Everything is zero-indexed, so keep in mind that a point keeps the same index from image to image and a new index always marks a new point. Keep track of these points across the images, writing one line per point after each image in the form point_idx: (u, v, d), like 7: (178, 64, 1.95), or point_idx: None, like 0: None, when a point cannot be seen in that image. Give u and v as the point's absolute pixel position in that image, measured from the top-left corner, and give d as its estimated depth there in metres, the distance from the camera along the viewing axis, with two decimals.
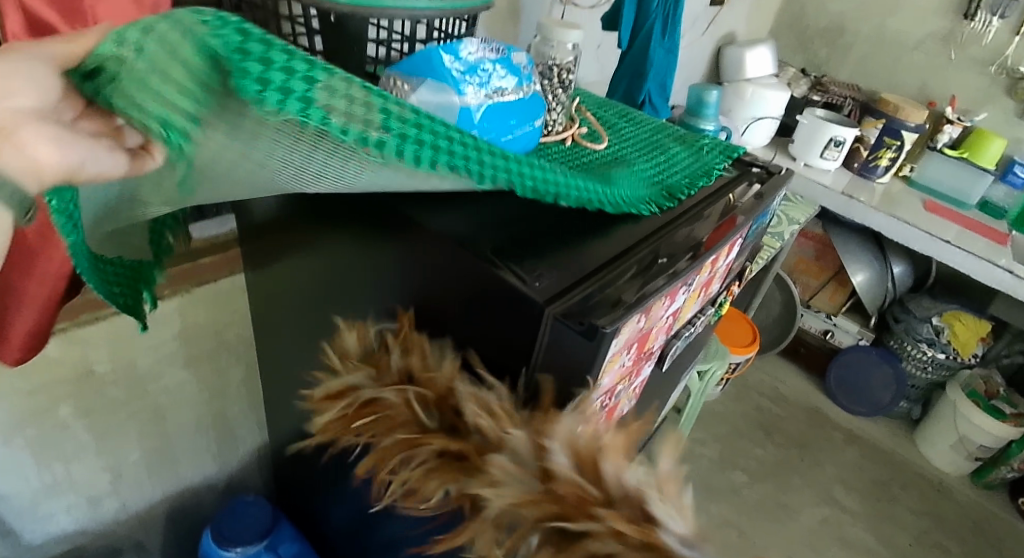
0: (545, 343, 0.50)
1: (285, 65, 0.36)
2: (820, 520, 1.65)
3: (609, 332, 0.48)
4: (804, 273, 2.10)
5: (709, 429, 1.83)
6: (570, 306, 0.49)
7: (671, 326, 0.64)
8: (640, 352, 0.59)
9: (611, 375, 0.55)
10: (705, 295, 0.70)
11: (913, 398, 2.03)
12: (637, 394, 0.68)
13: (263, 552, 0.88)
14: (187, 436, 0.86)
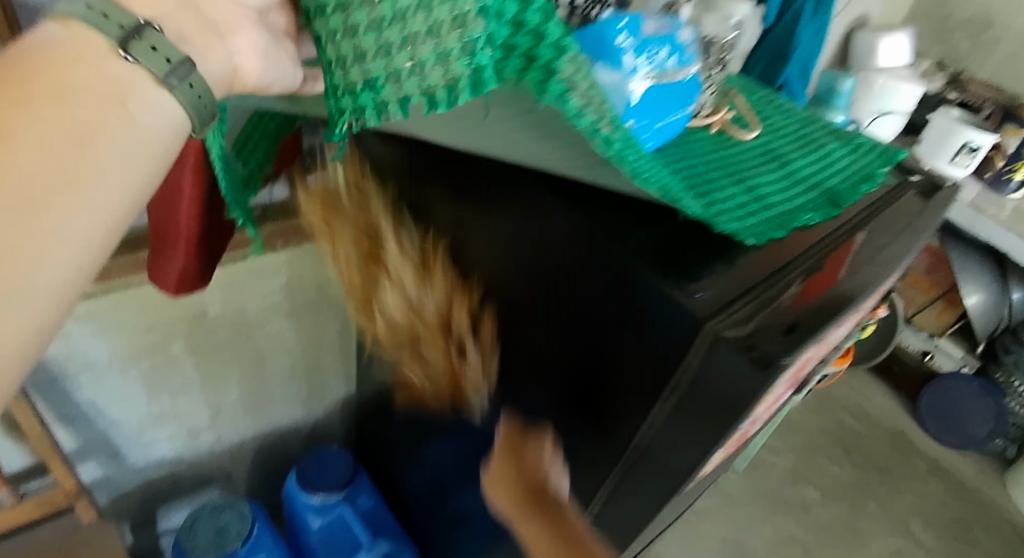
0: (699, 367, 0.46)
1: (536, 31, 0.31)
2: (891, 551, 1.56)
3: (783, 367, 0.43)
4: (912, 285, 1.92)
5: (783, 439, 1.75)
6: (733, 327, 0.45)
7: (818, 353, 0.59)
8: (785, 384, 0.55)
9: (760, 403, 0.51)
10: (855, 321, 0.65)
11: (1010, 436, 1.86)
12: (766, 416, 0.63)
13: (341, 501, 0.90)
14: (281, 383, 0.88)
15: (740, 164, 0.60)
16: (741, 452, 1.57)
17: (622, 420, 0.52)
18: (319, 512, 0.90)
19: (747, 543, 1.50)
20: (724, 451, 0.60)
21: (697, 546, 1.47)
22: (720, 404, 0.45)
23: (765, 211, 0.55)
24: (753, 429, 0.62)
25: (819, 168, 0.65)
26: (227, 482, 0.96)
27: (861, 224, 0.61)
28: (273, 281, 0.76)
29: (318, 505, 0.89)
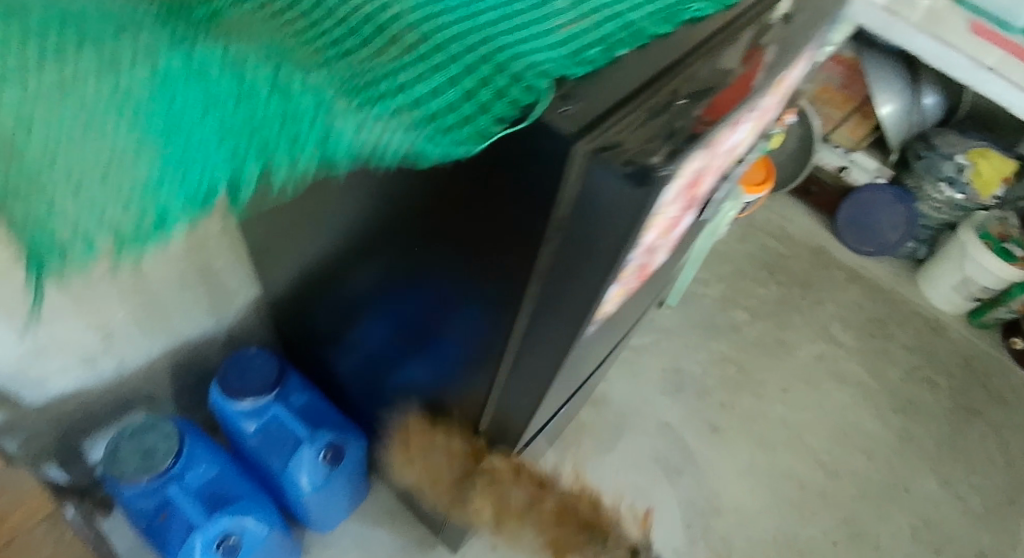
0: (579, 188, 0.41)
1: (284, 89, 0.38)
2: (816, 355, 1.70)
3: (665, 174, 0.38)
4: (826, 102, 1.96)
5: (712, 269, 1.82)
6: (611, 143, 0.38)
7: (719, 169, 0.56)
8: (685, 204, 0.51)
9: (659, 227, 0.48)
10: (751, 138, 0.62)
11: (921, 238, 1.98)
12: (670, 248, 0.61)
13: (272, 403, 0.89)
14: (174, 293, 0.83)
15: None
16: (672, 287, 1.64)
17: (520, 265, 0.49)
18: (252, 416, 0.89)
19: (684, 369, 1.56)
20: (630, 289, 0.61)
21: (637, 376, 1.52)
22: (606, 220, 0.42)
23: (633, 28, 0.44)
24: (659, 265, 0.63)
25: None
26: (148, 404, 0.97)
27: (766, 11, 0.53)
28: None
29: (249, 409, 0.88)
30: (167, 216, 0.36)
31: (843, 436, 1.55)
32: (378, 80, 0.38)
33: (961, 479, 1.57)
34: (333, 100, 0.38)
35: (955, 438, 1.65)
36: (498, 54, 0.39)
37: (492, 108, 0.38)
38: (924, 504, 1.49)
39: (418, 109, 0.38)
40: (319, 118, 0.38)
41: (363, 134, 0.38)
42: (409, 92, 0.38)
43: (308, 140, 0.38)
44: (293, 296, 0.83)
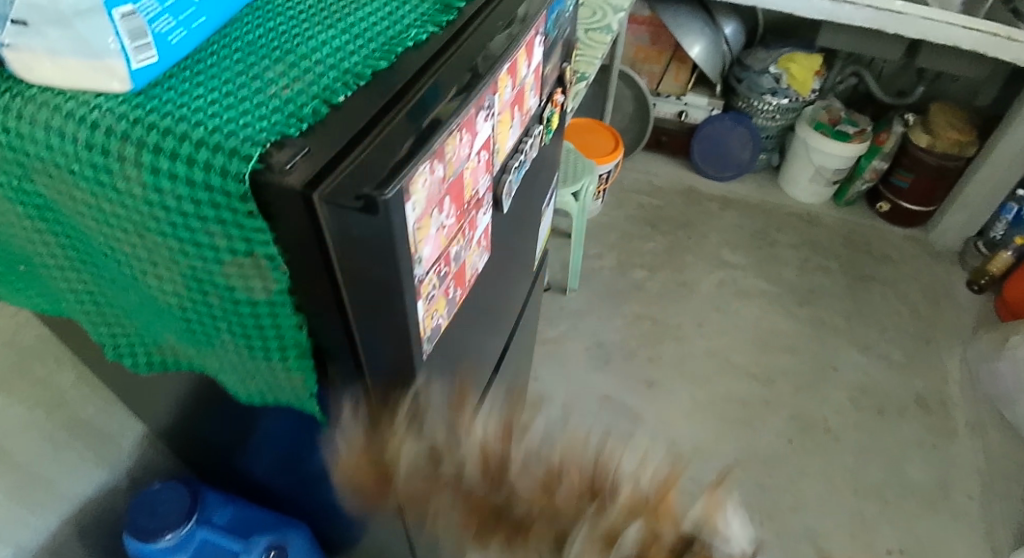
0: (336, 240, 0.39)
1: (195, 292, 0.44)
2: (717, 283, 1.80)
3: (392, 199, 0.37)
4: (645, 61, 2.08)
5: (600, 242, 1.90)
6: (340, 186, 0.37)
7: (491, 162, 0.53)
8: (460, 206, 0.48)
9: (431, 242, 0.45)
10: (522, 117, 0.60)
11: (770, 148, 2.17)
12: (485, 248, 0.60)
13: (197, 528, 0.88)
14: (47, 461, 0.90)
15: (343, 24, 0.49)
16: (569, 271, 1.70)
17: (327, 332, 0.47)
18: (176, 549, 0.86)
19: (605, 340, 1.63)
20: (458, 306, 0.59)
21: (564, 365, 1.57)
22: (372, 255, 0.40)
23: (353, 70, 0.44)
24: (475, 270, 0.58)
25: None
26: None
27: (492, 9, 0.56)
28: None
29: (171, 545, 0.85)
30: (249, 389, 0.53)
31: (763, 344, 1.65)
32: (200, 259, 0.41)
33: (878, 341, 1.69)
34: (220, 285, 0.43)
35: (860, 308, 1.78)
36: (200, 194, 0.38)
37: (257, 237, 0.39)
38: (853, 374, 1.60)
39: (237, 258, 0.40)
40: (227, 298, 0.43)
41: (258, 294, 0.42)
42: (222, 254, 0.40)
43: (255, 317, 0.44)
44: (182, 420, 0.85)
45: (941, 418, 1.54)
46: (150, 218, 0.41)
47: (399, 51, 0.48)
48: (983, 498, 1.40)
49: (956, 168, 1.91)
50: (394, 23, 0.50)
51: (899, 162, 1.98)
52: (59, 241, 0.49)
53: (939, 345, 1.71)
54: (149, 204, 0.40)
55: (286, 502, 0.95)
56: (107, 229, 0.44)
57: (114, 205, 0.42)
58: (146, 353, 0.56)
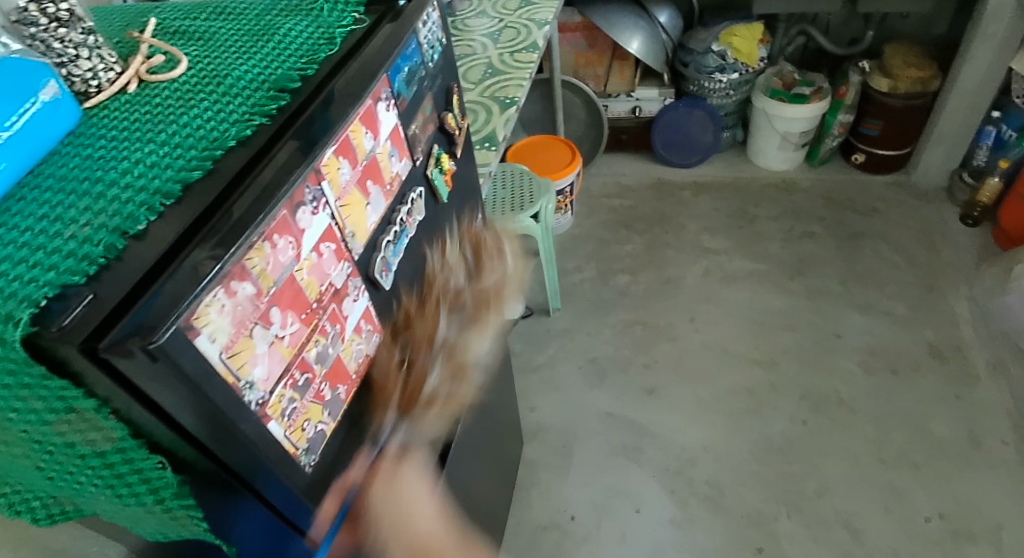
0: (142, 383, 0.40)
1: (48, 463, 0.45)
2: (703, 272, 1.75)
3: (163, 343, 0.39)
4: (587, 66, 2.06)
5: (578, 256, 1.87)
6: (118, 337, 0.38)
7: (345, 250, 0.55)
8: (303, 310, 0.50)
9: (264, 359, 0.47)
10: (388, 187, 0.62)
11: (732, 124, 2.12)
12: (370, 330, 0.62)
13: None
14: None
15: (161, 132, 0.51)
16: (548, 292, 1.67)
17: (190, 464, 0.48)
18: None
19: (597, 356, 1.58)
20: (350, 396, 0.60)
21: (560, 389, 1.52)
22: (182, 391, 0.41)
23: (155, 194, 0.45)
24: (363, 360, 0.61)
25: (232, 87, 0.55)
26: None
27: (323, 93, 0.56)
28: None
29: None
30: (162, 536, 0.54)
31: (761, 324, 1.59)
32: (23, 422, 0.40)
33: (879, 298, 1.63)
34: (58, 443, 0.43)
35: (854, 267, 1.72)
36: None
37: (67, 393, 0.38)
38: (859, 338, 1.53)
39: (60, 416, 0.40)
40: (72, 455, 0.43)
41: (102, 443, 0.43)
42: (44, 415, 0.40)
43: (111, 468, 0.44)
44: None
45: (959, 366, 1.46)
46: None
47: (212, 159, 0.49)
48: (1019, 442, 1.32)
49: (924, 105, 1.85)
50: (211, 121, 0.52)
51: (864, 111, 1.91)
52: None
53: (943, 289, 1.64)
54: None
55: None
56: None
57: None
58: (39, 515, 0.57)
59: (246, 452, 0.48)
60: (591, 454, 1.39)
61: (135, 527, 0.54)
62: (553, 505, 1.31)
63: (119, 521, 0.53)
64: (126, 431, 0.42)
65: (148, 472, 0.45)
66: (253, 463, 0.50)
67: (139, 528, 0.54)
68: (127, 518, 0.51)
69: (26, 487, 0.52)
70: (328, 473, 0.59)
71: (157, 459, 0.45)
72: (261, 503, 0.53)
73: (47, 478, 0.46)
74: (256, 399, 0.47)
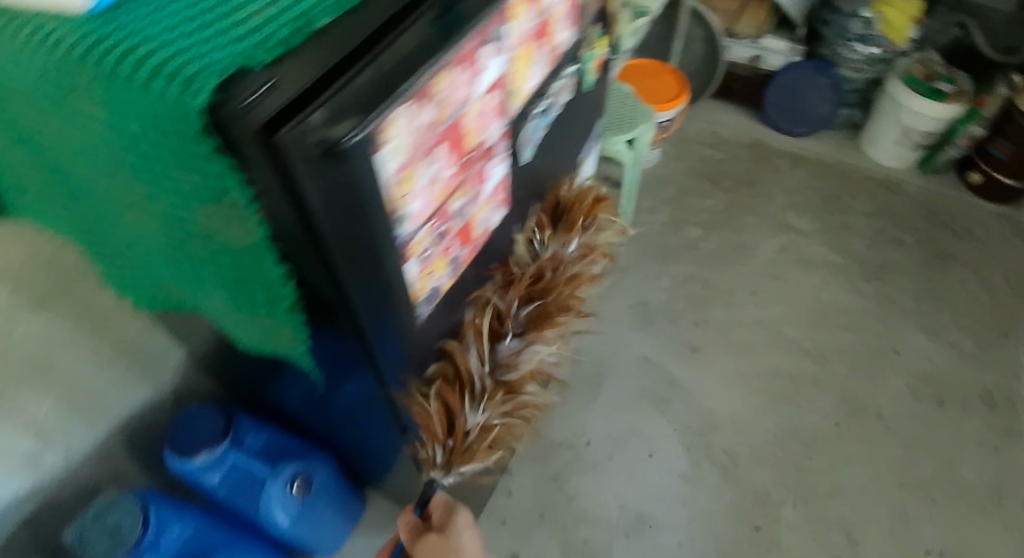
0: (308, 186, 0.39)
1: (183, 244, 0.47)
2: (778, 248, 1.69)
3: (354, 146, 0.36)
4: None
5: (656, 196, 1.81)
6: (308, 125, 0.36)
7: (506, 106, 0.53)
8: (461, 155, 0.48)
9: (419, 194, 0.45)
10: (552, 53, 0.58)
11: (852, 103, 1.96)
12: (496, 200, 0.60)
13: (230, 450, 0.88)
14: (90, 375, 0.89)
15: None
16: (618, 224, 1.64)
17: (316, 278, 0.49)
18: (213, 469, 0.88)
19: (649, 301, 1.56)
20: (463, 258, 0.59)
21: (604, 322, 1.51)
22: (344, 205, 0.40)
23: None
24: (486, 227, 0.61)
25: None
26: None
27: None
28: None
29: (207, 464, 0.86)
30: (255, 342, 0.57)
31: (821, 317, 1.55)
32: (172, 199, 0.42)
33: (948, 327, 1.56)
34: (199, 227, 0.44)
35: (933, 289, 1.64)
36: (158, 130, 0.37)
37: (227, 179, 0.39)
38: (916, 360, 1.48)
39: (209, 202, 0.41)
40: (208, 244, 0.45)
41: (237, 241, 0.44)
42: (194, 197, 0.41)
43: (240, 267, 0.47)
44: (220, 346, 0.87)
45: (1009, 417, 1.41)
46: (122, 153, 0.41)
47: None
48: None
49: None
50: None
51: (998, 131, 1.75)
52: (43, 161, 0.48)
53: (1018, 339, 1.56)
54: (122, 137, 0.39)
55: (320, 433, 0.97)
56: (89, 162, 0.44)
57: (84, 132, 0.42)
58: (145, 296, 0.60)
59: (376, 282, 0.48)
60: (618, 392, 1.40)
61: (233, 327, 0.57)
62: (571, 428, 1.34)
63: (220, 318, 0.56)
64: (267, 234, 0.43)
65: (271, 281, 0.48)
66: (378, 294, 0.49)
67: (236, 329, 0.57)
68: (231, 316, 0.54)
69: (144, 266, 0.55)
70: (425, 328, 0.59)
71: (285, 270, 0.47)
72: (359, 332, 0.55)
73: (176, 256, 0.48)
74: (400, 234, 0.46)
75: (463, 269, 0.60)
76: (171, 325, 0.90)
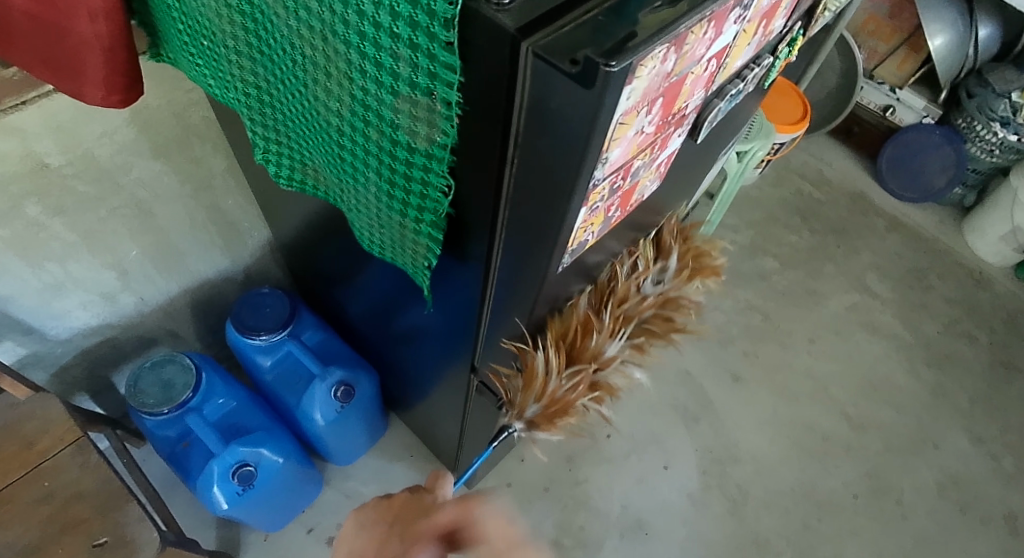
0: (530, 98, 0.37)
1: (357, 132, 0.46)
2: (848, 306, 1.63)
3: (615, 74, 0.32)
4: (872, 36, 1.74)
5: (741, 216, 1.76)
6: (559, 40, 0.33)
7: (711, 78, 0.49)
8: (667, 115, 0.44)
9: (626, 142, 0.42)
10: (762, 38, 0.56)
11: (970, 184, 1.81)
12: (659, 174, 0.57)
13: (287, 339, 0.92)
14: (183, 231, 0.87)
15: None
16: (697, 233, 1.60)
17: (481, 197, 0.47)
18: (267, 352, 0.92)
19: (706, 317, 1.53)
20: (612, 221, 0.57)
21: None
22: (560, 133, 0.37)
23: None
24: (640, 196, 0.58)
25: None
26: (174, 340, 1.00)
27: None
28: (115, 117, 0.71)
29: (264, 346, 0.91)
30: (380, 245, 0.57)
31: (869, 387, 1.51)
32: (376, 81, 0.40)
33: (995, 437, 1.49)
34: (384, 118, 0.43)
35: (991, 394, 1.56)
36: (402, 6, 0.35)
37: (443, 75, 0.37)
38: (951, 461, 1.44)
39: (414, 94, 0.39)
40: (388, 136, 0.44)
41: (420, 140, 0.42)
42: (401, 85, 0.39)
43: (408, 166, 0.45)
44: (304, 237, 0.87)
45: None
46: (337, 26, 0.39)
47: None
48: None
49: None
50: None
51: None
52: (241, 9, 0.47)
53: None
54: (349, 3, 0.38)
55: (372, 349, 0.98)
56: (295, 23, 0.42)
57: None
58: (288, 170, 0.60)
59: (548, 223, 0.45)
60: (650, 397, 1.39)
61: (363, 223, 0.57)
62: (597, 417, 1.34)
63: (355, 211, 0.56)
64: (451, 143, 0.42)
65: (431, 189, 0.46)
66: (537, 232, 0.47)
67: (364, 226, 0.57)
68: (369, 212, 0.53)
69: (299, 141, 0.55)
70: (551, 281, 0.57)
71: (448, 185, 0.46)
72: (488, 259, 0.54)
73: (344, 140, 0.48)
74: (591, 184, 0.42)
75: (606, 231, 0.59)
76: (263, 205, 0.89)
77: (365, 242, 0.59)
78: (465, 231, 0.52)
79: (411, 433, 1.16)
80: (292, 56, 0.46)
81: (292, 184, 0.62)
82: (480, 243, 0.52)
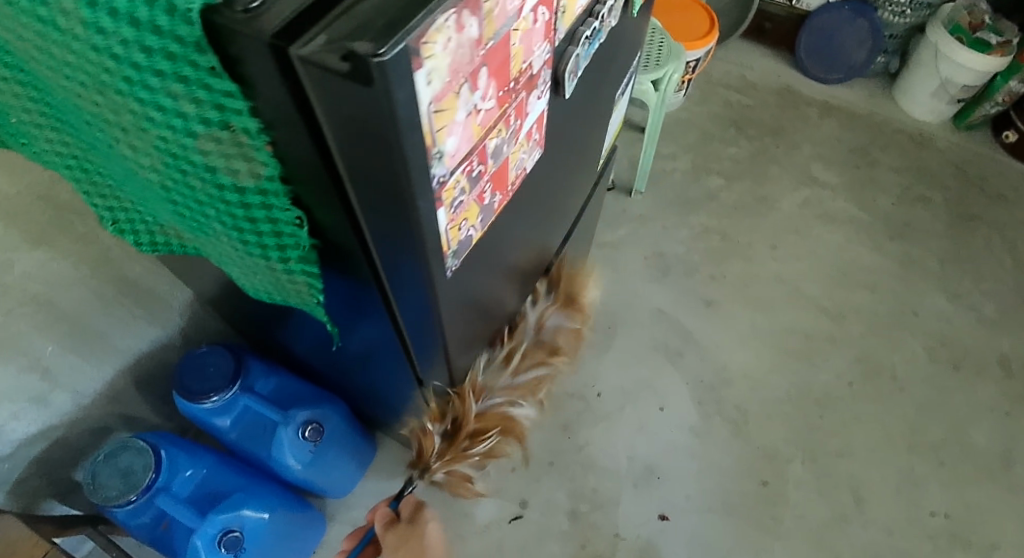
0: (325, 108, 0.33)
1: (184, 186, 0.43)
2: (801, 202, 1.63)
3: (385, 64, 0.29)
4: None
5: (677, 141, 1.73)
6: (321, 41, 0.30)
7: (550, 26, 0.46)
8: (503, 84, 0.42)
9: (458, 129, 0.39)
10: None
11: (890, 50, 1.80)
12: (534, 141, 0.55)
13: (240, 393, 0.88)
14: (96, 312, 0.86)
15: None
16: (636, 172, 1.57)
17: (336, 219, 0.44)
18: (223, 412, 0.88)
19: (666, 252, 1.52)
20: (495, 206, 0.54)
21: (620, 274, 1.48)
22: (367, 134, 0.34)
23: None
24: (521, 168, 0.55)
25: None
26: (129, 424, 0.97)
27: None
28: None
29: (217, 407, 0.87)
30: (265, 291, 0.55)
31: (840, 276, 1.51)
32: (169, 126, 0.37)
33: (971, 290, 1.50)
34: (198, 164, 0.40)
35: (958, 250, 1.56)
36: (150, 39, 0.32)
37: (229, 104, 0.34)
38: (933, 324, 1.45)
39: (211, 131, 0.36)
40: (210, 182, 0.41)
41: (244, 178, 0.40)
42: (194, 126, 0.36)
43: (246, 208, 0.43)
44: (226, 288, 0.84)
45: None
46: (109, 80, 0.36)
47: None
48: None
49: None
50: None
51: None
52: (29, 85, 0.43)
53: None
54: (107, 54, 0.34)
55: (329, 379, 0.95)
56: (76, 87, 0.40)
57: (68, 58, 0.37)
58: (152, 237, 0.58)
59: (410, 228, 0.42)
60: (630, 345, 1.38)
61: (240, 274, 0.54)
62: (583, 378, 1.33)
63: (226, 264, 0.54)
64: (276, 172, 0.39)
65: (281, 225, 0.44)
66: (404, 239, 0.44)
67: (242, 276, 0.54)
68: (237, 261, 0.51)
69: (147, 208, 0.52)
70: (450, 279, 0.54)
71: (297, 215, 0.43)
72: (376, 275, 0.51)
73: (178, 196, 0.45)
74: (435, 179, 0.40)
75: (494, 216, 0.56)
76: (175, 266, 0.86)
77: (253, 289, 0.56)
78: (342, 255, 0.50)
79: (399, 448, 1.14)
80: (94, 124, 0.43)
81: (165, 250, 0.59)
82: (360, 263, 0.49)
